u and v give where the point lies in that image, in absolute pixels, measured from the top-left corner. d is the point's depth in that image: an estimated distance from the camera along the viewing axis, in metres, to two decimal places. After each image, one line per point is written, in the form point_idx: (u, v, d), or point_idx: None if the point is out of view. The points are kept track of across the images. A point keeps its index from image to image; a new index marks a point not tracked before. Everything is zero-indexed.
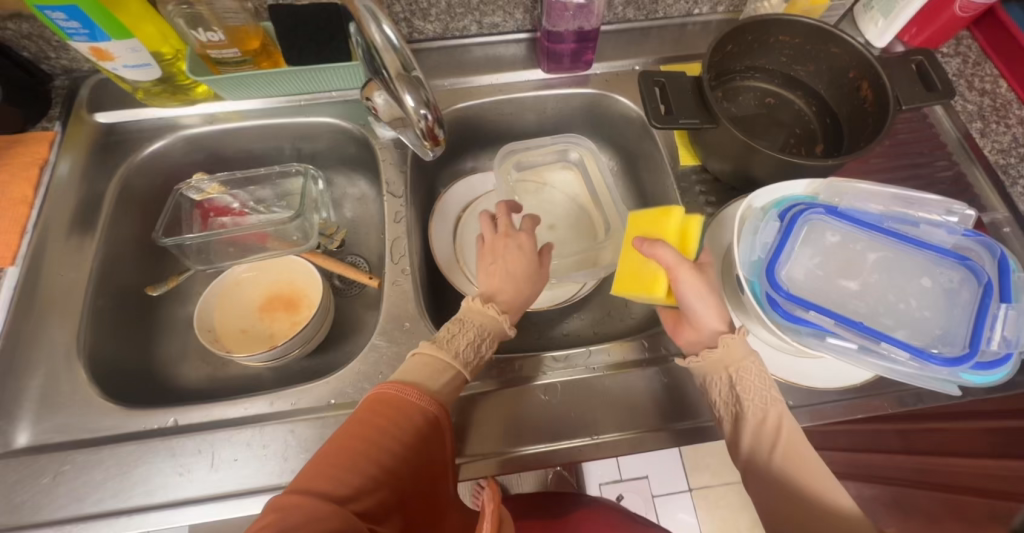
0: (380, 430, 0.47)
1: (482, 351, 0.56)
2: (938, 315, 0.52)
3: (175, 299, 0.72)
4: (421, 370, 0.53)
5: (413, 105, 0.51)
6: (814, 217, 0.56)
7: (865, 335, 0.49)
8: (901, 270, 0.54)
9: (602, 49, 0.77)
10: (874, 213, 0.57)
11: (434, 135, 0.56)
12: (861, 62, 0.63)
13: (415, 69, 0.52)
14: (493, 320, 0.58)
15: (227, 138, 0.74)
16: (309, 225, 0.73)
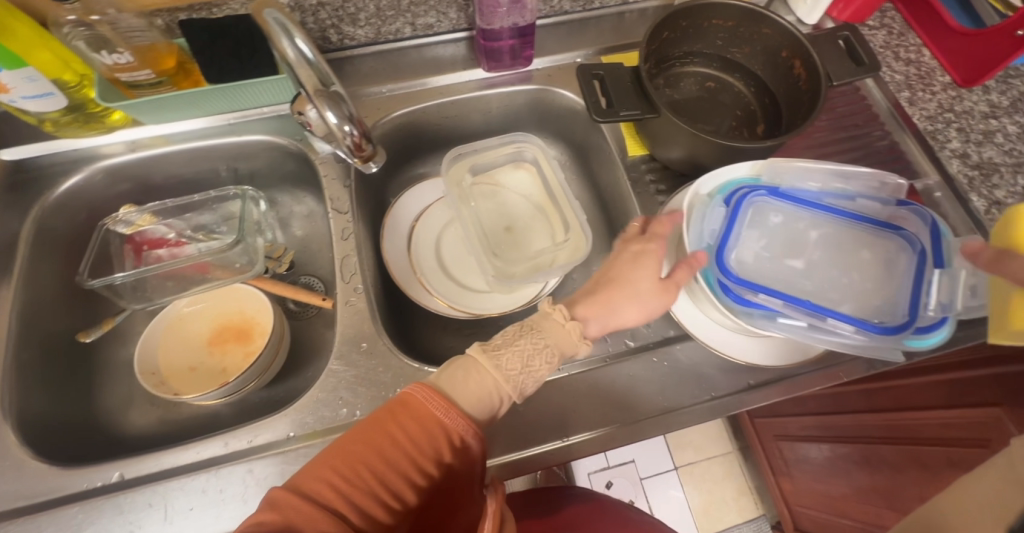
0: (397, 442, 0.44)
1: (533, 370, 0.49)
2: (880, 286, 0.54)
3: (113, 342, 0.68)
4: (463, 378, 0.48)
5: (335, 122, 0.50)
6: (757, 199, 0.58)
7: (812, 313, 0.51)
8: (842, 245, 0.57)
9: (542, 44, 0.76)
10: (813, 190, 0.59)
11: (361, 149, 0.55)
12: (792, 41, 0.64)
13: (335, 85, 0.51)
14: (570, 339, 0.50)
15: (153, 166, 0.69)
16: (253, 249, 0.70)
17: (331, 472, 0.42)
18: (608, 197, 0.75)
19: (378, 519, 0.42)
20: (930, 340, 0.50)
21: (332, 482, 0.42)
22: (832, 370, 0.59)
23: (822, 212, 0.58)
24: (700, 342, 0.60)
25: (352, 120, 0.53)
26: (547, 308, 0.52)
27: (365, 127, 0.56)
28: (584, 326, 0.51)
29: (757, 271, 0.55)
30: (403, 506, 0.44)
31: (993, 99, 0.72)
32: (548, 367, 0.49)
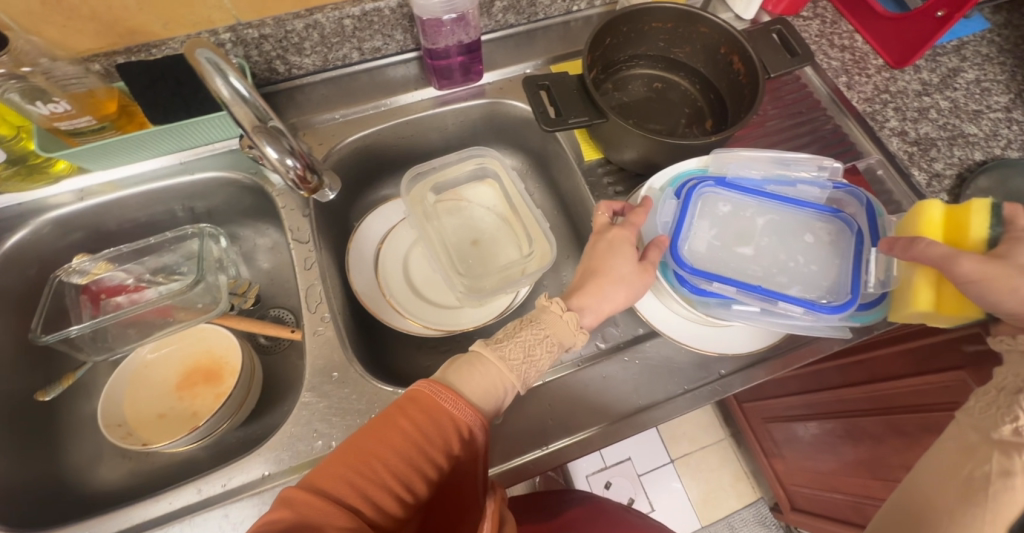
0: (407, 436, 0.44)
1: (536, 359, 0.50)
2: (826, 267, 0.56)
3: (76, 397, 0.66)
4: (469, 372, 0.48)
5: (277, 156, 0.51)
6: (705, 190, 0.60)
7: (764, 298, 0.53)
8: (788, 230, 0.59)
9: (492, 58, 0.77)
10: (755, 178, 0.61)
11: (305, 180, 0.56)
12: (728, 37, 0.66)
13: (272, 120, 0.51)
14: (568, 330, 0.51)
15: (105, 213, 0.68)
16: (215, 287, 0.68)
17: (345, 467, 0.43)
18: (570, 201, 0.75)
19: (392, 512, 0.43)
20: (864, 318, 0.54)
21: (346, 476, 0.42)
22: (798, 351, 0.60)
23: (767, 199, 0.60)
24: (667, 337, 0.60)
25: (293, 153, 0.54)
26: (543, 302, 0.52)
27: (309, 159, 0.57)
28: (579, 316, 0.52)
29: (710, 261, 0.57)
30: (415, 498, 0.44)
31: (924, 78, 0.76)
32: (550, 355, 0.50)
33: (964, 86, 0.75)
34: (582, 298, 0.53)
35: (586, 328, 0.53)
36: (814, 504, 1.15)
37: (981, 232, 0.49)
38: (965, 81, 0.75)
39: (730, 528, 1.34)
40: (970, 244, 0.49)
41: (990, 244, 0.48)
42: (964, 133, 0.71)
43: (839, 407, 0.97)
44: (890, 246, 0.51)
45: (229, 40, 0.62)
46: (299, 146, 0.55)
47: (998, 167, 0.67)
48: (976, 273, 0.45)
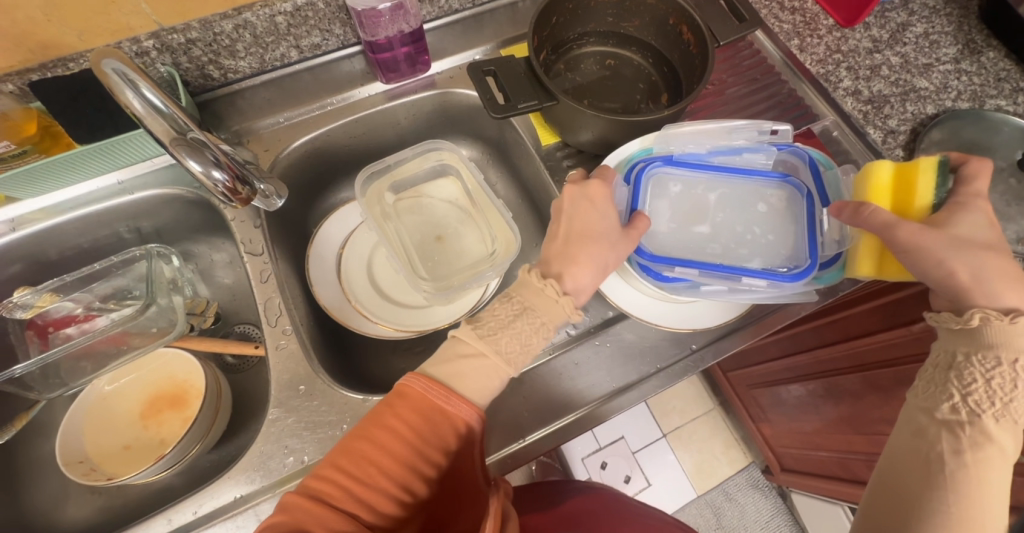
0: (400, 437, 0.43)
1: (532, 348, 0.48)
2: (782, 237, 0.57)
3: (33, 436, 0.63)
4: (458, 365, 0.46)
5: (200, 169, 0.49)
6: (655, 172, 0.60)
7: (728, 277, 0.54)
8: (740, 202, 0.59)
9: (440, 47, 0.74)
10: (693, 156, 0.61)
11: (240, 194, 0.53)
12: (675, 7, 0.65)
13: (193, 131, 0.48)
14: (555, 301, 0.49)
15: (42, 241, 0.64)
16: (171, 309, 0.66)
17: (338, 469, 0.42)
18: (533, 188, 0.74)
19: (393, 513, 0.42)
20: (826, 278, 0.55)
21: (338, 479, 0.42)
22: (766, 320, 0.61)
23: (715, 174, 0.60)
24: (635, 318, 0.59)
25: (221, 165, 0.51)
26: (537, 282, 0.49)
27: (242, 170, 0.54)
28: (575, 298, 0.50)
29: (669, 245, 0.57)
30: (415, 497, 0.43)
31: (874, 35, 0.76)
32: (538, 330, 0.48)
33: (914, 41, 0.75)
34: (573, 271, 0.50)
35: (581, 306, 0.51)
36: (802, 462, 1.19)
37: (923, 195, 0.50)
38: (914, 35, 0.75)
39: (724, 494, 1.37)
40: (914, 210, 0.50)
41: (931, 207, 0.50)
42: (916, 87, 0.71)
43: (819, 367, 0.98)
44: (839, 210, 0.52)
45: (153, 47, 0.59)
46: (229, 158, 0.52)
47: (950, 119, 0.67)
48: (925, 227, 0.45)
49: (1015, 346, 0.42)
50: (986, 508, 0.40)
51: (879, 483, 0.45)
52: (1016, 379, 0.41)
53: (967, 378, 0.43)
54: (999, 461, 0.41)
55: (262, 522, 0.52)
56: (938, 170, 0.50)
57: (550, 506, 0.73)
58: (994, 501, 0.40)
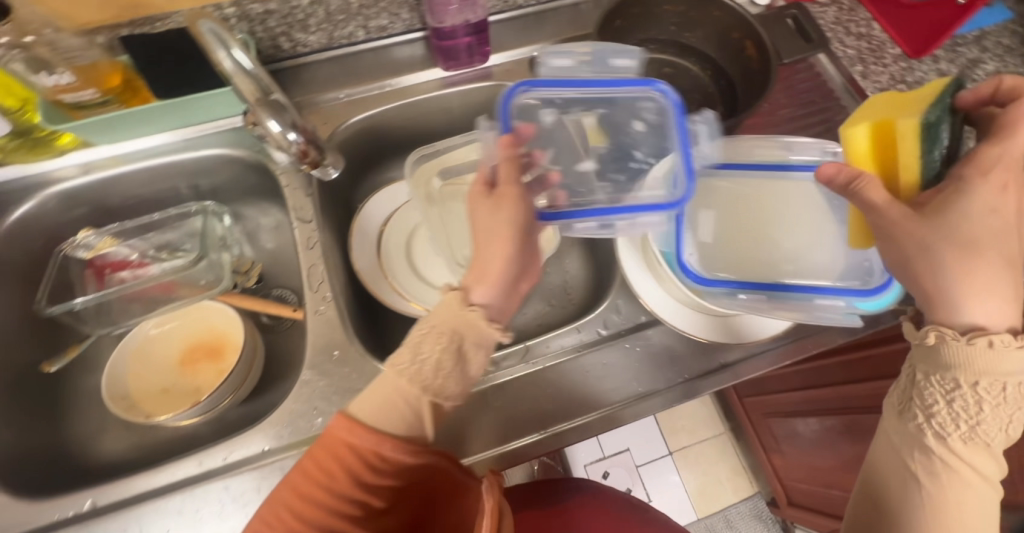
0: (342, 476, 0.45)
1: (427, 357, 0.46)
2: (830, 250, 0.53)
3: (80, 370, 0.66)
4: (380, 406, 0.47)
5: (281, 129, 0.52)
6: (523, 96, 0.58)
7: (624, 216, 0.51)
8: (654, 130, 0.58)
9: (499, 39, 0.76)
10: (574, 85, 0.59)
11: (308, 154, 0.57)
12: (741, 22, 0.65)
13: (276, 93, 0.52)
14: (453, 311, 0.48)
15: (107, 188, 0.67)
16: (218, 265, 0.70)
17: (285, 495, 0.46)
18: None
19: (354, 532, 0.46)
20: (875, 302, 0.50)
21: (286, 501, 0.45)
22: (802, 341, 0.60)
23: (586, 92, 0.59)
24: (670, 326, 0.60)
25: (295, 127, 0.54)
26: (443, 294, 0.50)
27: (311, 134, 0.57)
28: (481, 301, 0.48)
29: (715, 259, 0.53)
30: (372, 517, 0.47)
31: (941, 69, 0.74)
32: (441, 349, 0.46)
33: (984, 78, 0.73)
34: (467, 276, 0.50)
35: (479, 304, 0.49)
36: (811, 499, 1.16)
37: (909, 162, 0.47)
38: (985, 72, 0.73)
39: (726, 520, 1.35)
40: (903, 178, 0.47)
41: (920, 174, 0.47)
42: None
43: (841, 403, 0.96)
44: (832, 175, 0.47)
45: (233, 15, 0.63)
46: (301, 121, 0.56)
47: None
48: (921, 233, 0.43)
49: (976, 369, 0.41)
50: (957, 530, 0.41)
51: (862, 499, 0.46)
52: (981, 401, 0.40)
53: (929, 399, 0.42)
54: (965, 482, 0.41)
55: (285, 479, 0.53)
56: (929, 132, 0.46)
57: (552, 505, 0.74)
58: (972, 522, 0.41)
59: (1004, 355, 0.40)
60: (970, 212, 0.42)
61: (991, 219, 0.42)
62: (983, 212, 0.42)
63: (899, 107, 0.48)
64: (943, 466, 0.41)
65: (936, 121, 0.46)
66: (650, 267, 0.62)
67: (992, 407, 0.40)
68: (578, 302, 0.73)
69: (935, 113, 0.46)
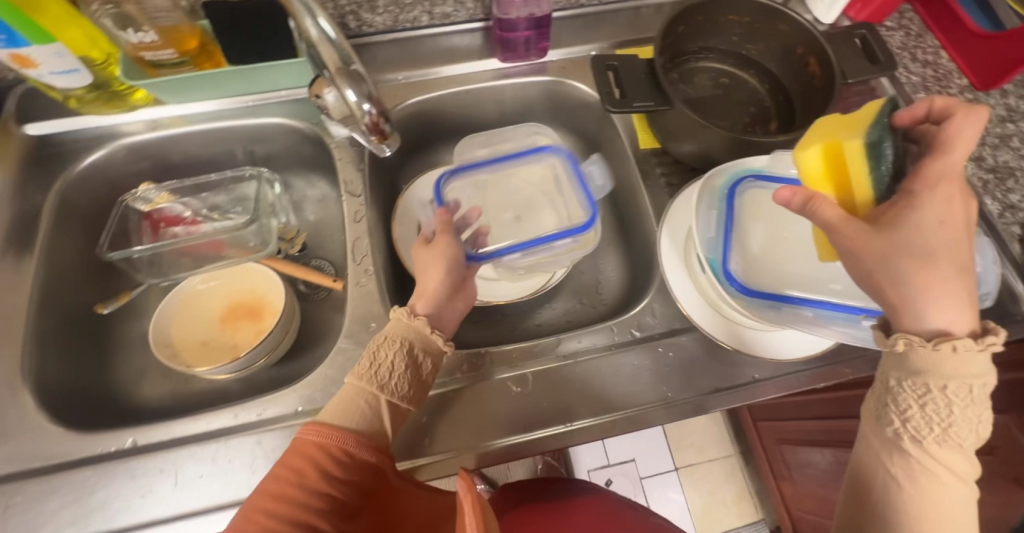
0: (316, 470, 0.47)
1: (382, 363, 0.52)
2: None
3: (128, 316, 0.69)
4: (347, 408, 0.50)
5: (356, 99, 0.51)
6: (449, 181, 0.72)
7: (542, 245, 0.67)
8: (548, 185, 0.74)
9: (557, 36, 0.77)
10: (479, 167, 0.74)
11: (380, 130, 0.56)
12: (808, 38, 0.64)
13: (355, 64, 0.52)
14: (402, 322, 0.54)
15: (171, 145, 0.70)
16: (266, 230, 0.72)
17: (256, 499, 0.45)
18: (619, 188, 0.75)
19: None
20: None
21: (260, 504, 0.45)
22: (839, 365, 0.59)
23: (493, 169, 0.75)
24: (705, 332, 0.60)
25: (370, 100, 0.54)
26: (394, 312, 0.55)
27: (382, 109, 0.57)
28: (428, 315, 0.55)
29: (760, 271, 0.53)
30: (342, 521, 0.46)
31: (1010, 104, 0.72)
32: (395, 352, 0.52)
33: None
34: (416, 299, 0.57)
35: (423, 313, 0.55)
36: None
37: (858, 180, 0.46)
38: None
39: None
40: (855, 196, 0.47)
41: (871, 191, 0.46)
42: None
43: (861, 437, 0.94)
44: (790, 198, 0.44)
45: None
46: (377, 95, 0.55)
47: None
48: (872, 253, 0.42)
49: (944, 372, 0.40)
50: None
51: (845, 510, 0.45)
52: (951, 403, 0.40)
53: (903, 403, 0.42)
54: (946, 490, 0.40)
55: None
56: (871, 151, 0.46)
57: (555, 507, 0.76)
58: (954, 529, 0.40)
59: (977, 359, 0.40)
60: (918, 226, 0.42)
61: (942, 231, 0.42)
62: (934, 226, 0.42)
63: (842, 125, 0.48)
64: (923, 472, 0.41)
65: (877, 139, 0.46)
66: (691, 273, 0.61)
67: (962, 411, 0.40)
68: (609, 303, 0.72)
69: (879, 131, 0.46)
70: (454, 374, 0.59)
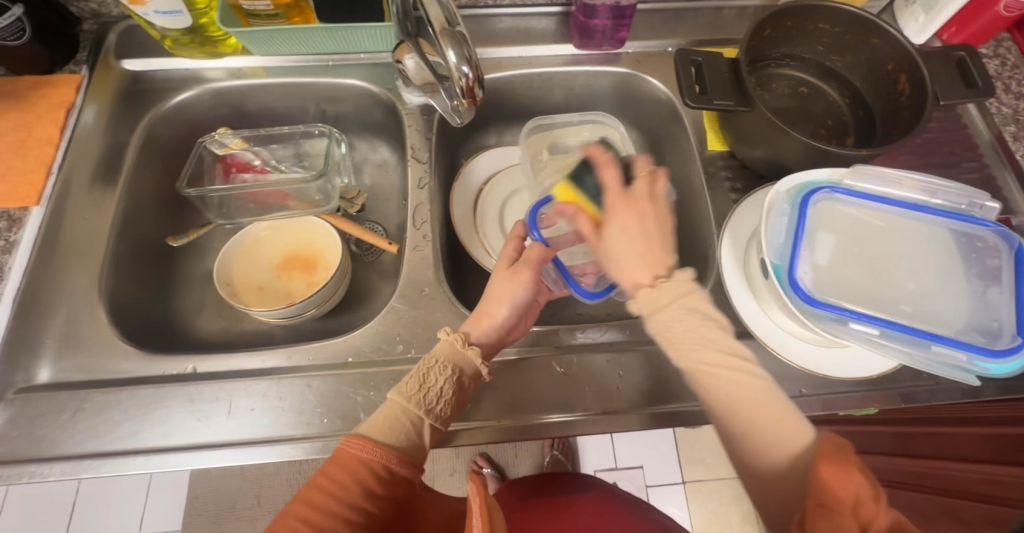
0: (359, 487, 0.45)
1: (431, 386, 0.50)
2: (949, 296, 0.51)
3: (193, 252, 0.72)
4: (391, 426, 0.48)
5: (455, 61, 0.50)
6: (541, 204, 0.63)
7: None
8: None
9: (635, 28, 0.76)
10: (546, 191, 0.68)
11: (473, 96, 0.53)
12: (901, 54, 0.62)
13: (460, 25, 0.51)
14: (454, 347, 0.52)
15: (251, 94, 0.73)
16: (331, 186, 0.73)
17: (292, 507, 0.44)
18: (677, 188, 0.74)
19: None
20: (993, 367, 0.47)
21: (297, 513, 0.43)
22: (891, 391, 0.57)
23: None
24: (758, 340, 0.59)
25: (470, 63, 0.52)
26: (445, 334, 0.53)
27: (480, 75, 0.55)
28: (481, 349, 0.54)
29: (830, 284, 0.52)
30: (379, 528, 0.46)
31: None
32: (445, 378, 0.51)
33: None
34: (473, 324, 0.55)
35: (476, 344, 0.54)
36: None
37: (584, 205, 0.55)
38: None
39: None
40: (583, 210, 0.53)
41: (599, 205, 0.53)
42: None
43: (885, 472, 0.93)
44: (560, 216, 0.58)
45: None
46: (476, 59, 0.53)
47: None
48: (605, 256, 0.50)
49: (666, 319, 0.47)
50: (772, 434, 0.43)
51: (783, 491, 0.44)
52: (699, 341, 0.46)
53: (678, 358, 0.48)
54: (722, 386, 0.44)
55: (358, 392, 0.56)
56: (576, 186, 0.57)
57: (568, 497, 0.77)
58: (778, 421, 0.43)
59: (687, 290, 0.47)
60: (608, 234, 0.49)
61: (627, 232, 0.48)
62: (619, 235, 0.48)
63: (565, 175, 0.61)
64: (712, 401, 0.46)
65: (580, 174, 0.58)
66: (751, 280, 0.60)
67: (692, 343, 0.46)
68: None
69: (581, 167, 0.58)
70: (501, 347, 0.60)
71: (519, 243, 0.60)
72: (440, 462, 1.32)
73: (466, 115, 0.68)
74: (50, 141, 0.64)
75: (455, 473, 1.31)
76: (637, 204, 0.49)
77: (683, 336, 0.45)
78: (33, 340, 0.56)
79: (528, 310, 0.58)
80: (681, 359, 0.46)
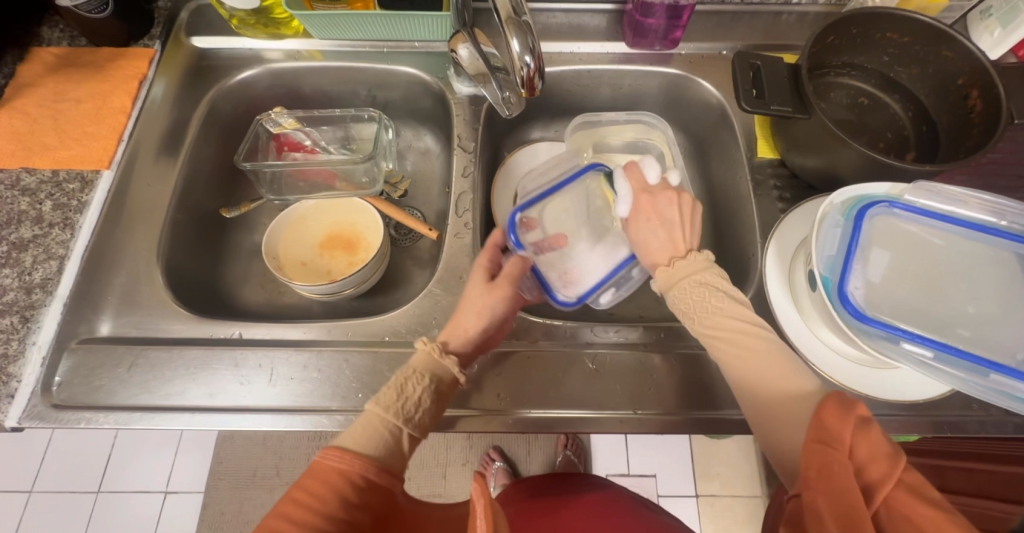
0: (342, 493, 0.43)
1: (409, 396, 0.50)
2: (1010, 327, 0.49)
3: (243, 225, 0.75)
4: (367, 436, 0.47)
5: (518, 50, 0.50)
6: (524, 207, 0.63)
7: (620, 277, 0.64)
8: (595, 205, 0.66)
9: (690, 30, 0.75)
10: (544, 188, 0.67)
11: (532, 86, 0.54)
12: (975, 68, 0.59)
13: (523, 15, 0.51)
14: (430, 357, 0.52)
15: (308, 76, 0.75)
16: (377, 169, 0.76)
17: (269, 522, 0.41)
18: (721, 195, 0.73)
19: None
20: None
21: (275, 526, 0.41)
22: (936, 418, 0.55)
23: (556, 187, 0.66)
24: (799, 355, 0.58)
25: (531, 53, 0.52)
26: (420, 346, 0.53)
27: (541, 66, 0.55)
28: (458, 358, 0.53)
29: (882, 301, 0.50)
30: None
31: None
32: (422, 388, 0.50)
33: None
34: (449, 333, 0.55)
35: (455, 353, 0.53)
36: None
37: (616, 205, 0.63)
38: None
39: None
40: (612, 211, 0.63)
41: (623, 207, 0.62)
42: None
43: None
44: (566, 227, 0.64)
45: None
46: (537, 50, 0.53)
47: None
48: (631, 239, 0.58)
49: (682, 283, 0.52)
50: (778, 395, 0.45)
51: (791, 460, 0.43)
52: (716, 302, 0.50)
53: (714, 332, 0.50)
54: (733, 349, 0.48)
55: (391, 371, 0.58)
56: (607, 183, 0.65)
57: (571, 496, 0.77)
58: (786, 382, 0.45)
59: (703, 266, 0.53)
60: (635, 225, 0.58)
61: (650, 223, 0.57)
62: (642, 225, 0.57)
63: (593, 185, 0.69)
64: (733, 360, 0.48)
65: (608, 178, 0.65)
66: (797, 293, 0.59)
67: (716, 304, 0.50)
68: None
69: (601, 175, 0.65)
70: (536, 339, 0.61)
71: (497, 251, 0.60)
72: (454, 451, 1.33)
73: (517, 108, 0.70)
74: (122, 110, 0.68)
75: (467, 463, 1.32)
76: (658, 197, 0.58)
77: (699, 306, 0.51)
78: (96, 296, 0.60)
79: (507, 321, 0.58)
80: (698, 326, 0.51)
